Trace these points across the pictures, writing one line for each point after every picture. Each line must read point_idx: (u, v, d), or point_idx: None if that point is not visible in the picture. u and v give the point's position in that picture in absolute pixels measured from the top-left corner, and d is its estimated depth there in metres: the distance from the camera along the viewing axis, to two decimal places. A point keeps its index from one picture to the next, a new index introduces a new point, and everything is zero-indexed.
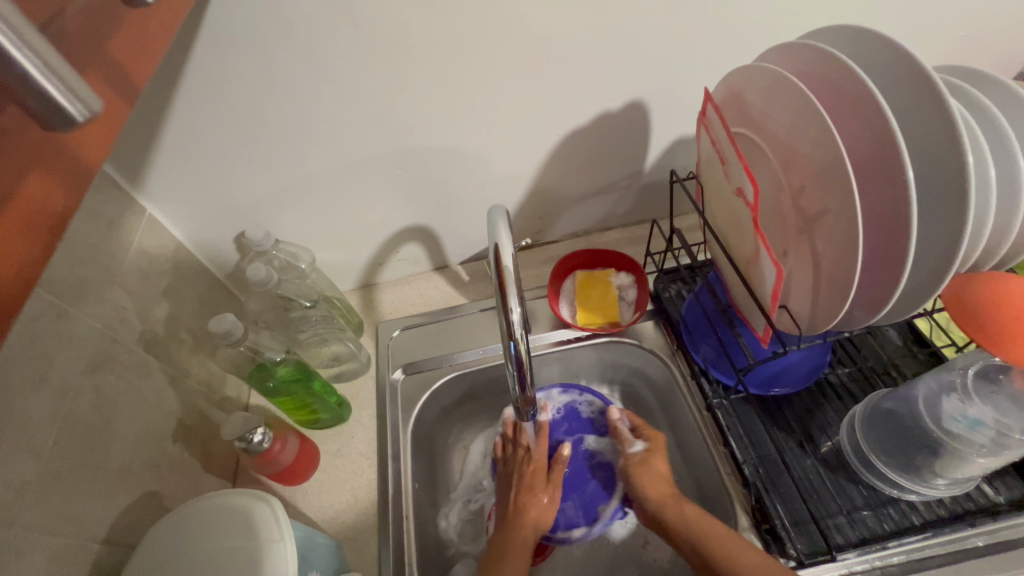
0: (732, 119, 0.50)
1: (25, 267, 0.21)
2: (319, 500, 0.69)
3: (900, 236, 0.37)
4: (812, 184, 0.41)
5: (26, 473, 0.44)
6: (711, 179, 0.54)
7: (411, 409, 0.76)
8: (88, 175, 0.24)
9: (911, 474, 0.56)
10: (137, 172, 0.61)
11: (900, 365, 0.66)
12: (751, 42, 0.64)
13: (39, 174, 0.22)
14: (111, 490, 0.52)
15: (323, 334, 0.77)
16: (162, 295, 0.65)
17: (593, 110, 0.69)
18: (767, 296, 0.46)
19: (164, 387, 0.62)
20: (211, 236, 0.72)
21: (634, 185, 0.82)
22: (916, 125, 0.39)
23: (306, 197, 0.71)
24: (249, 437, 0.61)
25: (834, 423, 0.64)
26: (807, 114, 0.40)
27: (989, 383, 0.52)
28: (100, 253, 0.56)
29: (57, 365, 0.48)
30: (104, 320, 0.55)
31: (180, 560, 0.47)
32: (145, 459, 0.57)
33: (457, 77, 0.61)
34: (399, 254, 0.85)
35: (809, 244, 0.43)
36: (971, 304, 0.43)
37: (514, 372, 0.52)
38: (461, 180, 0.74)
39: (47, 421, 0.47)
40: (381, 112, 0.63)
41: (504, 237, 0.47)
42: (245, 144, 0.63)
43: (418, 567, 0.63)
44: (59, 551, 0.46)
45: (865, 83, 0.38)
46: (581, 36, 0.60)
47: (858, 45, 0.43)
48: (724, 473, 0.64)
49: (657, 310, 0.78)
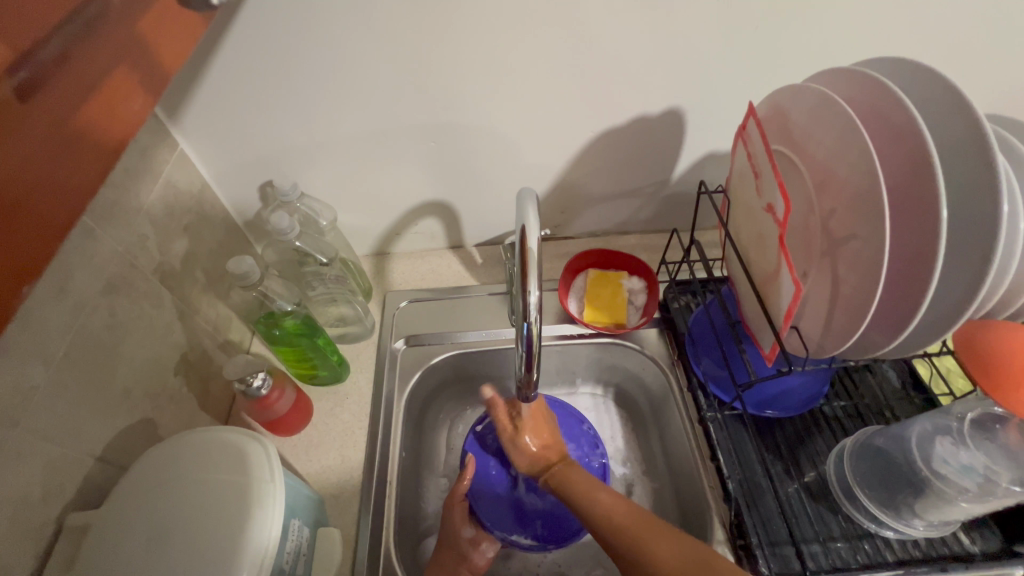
0: (772, 136, 0.51)
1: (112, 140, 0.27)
2: (306, 454, 0.70)
3: (923, 271, 0.38)
4: (844, 209, 0.42)
5: (34, 380, 0.45)
6: (741, 193, 0.54)
7: (408, 379, 0.77)
8: (164, 79, 0.30)
9: (891, 510, 0.57)
10: (176, 105, 0.62)
11: (895, 407, 0.67)
12: (797, 67, 0.64)
13: (125, 66, 0.28)
14: (111, 411, 0.53)
15: (333, 293, 0.78)
16: (183, 231, 0.65)
17: (632, 111, 0.69)
18: (779, 314, 0.46)
19: (173, 320, 0.63)
20: (238, 181, 0.73)
21: (659, 193, 0.83)
22: (957, 166, 0.39)
23: (336, 156, 0.72)
24: (249, 380, 0.62)
25: (823, 453, 0.65)
26: (849, 140, 0.41)
27: (984, 432, 0.53)
28: (129, 179, 0.56)
29: (78, 281, 0.49)
30: (125, 245, 0.56)
31: (171, 487, 0.48)
32: (146, 387, 0.58)
33: (503, 57, 0.61)
34: (417, 226, 0.85)
35: (831, 267, 0.44)
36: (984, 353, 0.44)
37: (522, 354, 0.53)
38: (490, 162, 0.75)
39: (61, 333, 0.47)
40: (424, 83, 0.63)
41: (532, 219, 0.48)
42: (285, 94, 0.63)
43: (395, 534, 0.64)
44: (56, 460, 0.47)
45: (913, 117, 0.38)
46: (633, 37, 0.60)
47: (914, 83, 0.44)
48: (706, 485, 0.65)
49: (664, 319, 0.79)
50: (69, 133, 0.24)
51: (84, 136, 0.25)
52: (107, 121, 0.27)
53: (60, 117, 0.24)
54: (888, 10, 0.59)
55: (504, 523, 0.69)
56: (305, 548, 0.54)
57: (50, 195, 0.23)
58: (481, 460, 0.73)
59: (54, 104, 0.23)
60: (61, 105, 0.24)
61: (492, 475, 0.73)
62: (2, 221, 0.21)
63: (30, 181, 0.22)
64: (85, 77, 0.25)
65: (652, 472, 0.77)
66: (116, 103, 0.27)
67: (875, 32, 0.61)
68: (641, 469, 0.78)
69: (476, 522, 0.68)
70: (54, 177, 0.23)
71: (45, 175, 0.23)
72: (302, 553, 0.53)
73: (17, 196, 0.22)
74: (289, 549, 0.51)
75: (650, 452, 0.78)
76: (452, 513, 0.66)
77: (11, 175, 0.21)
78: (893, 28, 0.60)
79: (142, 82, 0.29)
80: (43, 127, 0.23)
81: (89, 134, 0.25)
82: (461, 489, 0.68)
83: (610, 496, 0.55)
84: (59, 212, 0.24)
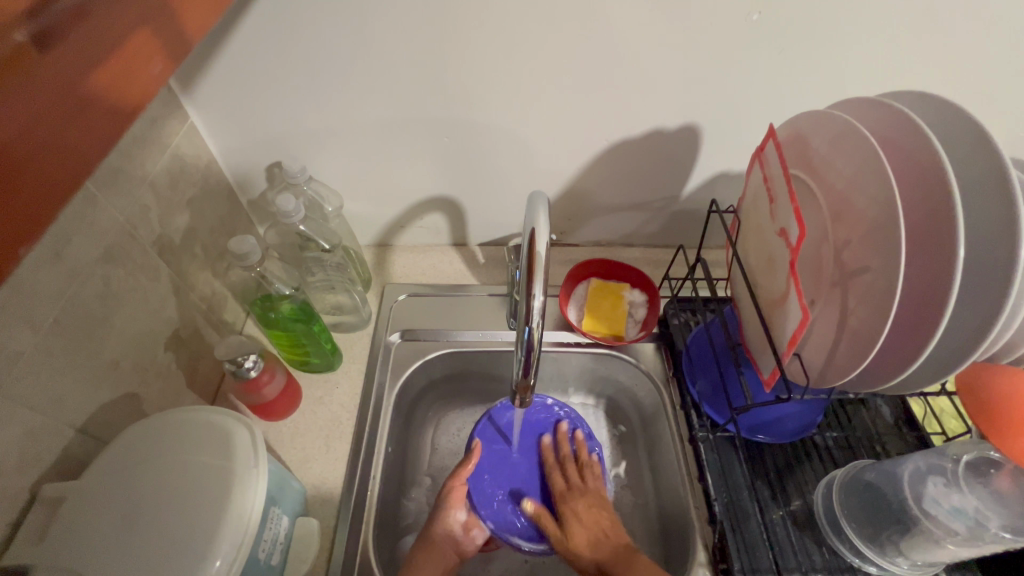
0: (790, 161, 0.51)
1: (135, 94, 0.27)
2: (291, 442, 0.69)
3: (934, 308, 0.38)
4: (860, 241, 0.41)
5: (21, 342, 0.44)
6: (753, 215, 0.54)
7: (400, 374, 0.76)
8: (185, 43, 0.30)
9: (876, 547, 0.57)
10: (191, 77, 0.61)
11: (887, 442, 0.67)
12: (817, 95, 0.64)
13: (148, 25, 0.27)
14: (97, 382, 0.52)
15: (332, 280, 0.78)
16: (186, 205, 0.65)
17: (648, 124, 0.69)
18: (783, 340, 0.46)
19: (168, 295, 0.62)
20: (246, 159, 0.72)
21: (668, 208, 0.83)
22: (976, 206, 0.39)
23: (348, 143, 0.71)
24: (240, 361, 0.60)
25: (812, 482, 0.64)
26: (871, 171, 0.41)
27: (978, 475, 0.52)
28: (136, 148, 0.56)
29: (74, 246, 0.48)
30: (126, 214, 0.55)
31: (153, 464, 0.47)
32: (135, 360, 0.57)
33: (527, 58, 0.61)
34: (423, 221, 0.85)
35: (841, 297, 0.44)
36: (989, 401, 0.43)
37: (521, 359, 0.53)
38: (503, 162, 0.74)
39: (52, 298, 0.46)
40: (444, 77, 0.63)
41: (542, 223, 0.47)
42: (303, 76, 0.62)
43: (374, 530, 0.63)
44: (35, 427, 0.46)
45: (937, 152, 0.38)
46: (656, 50, 0.60)
47: (940, 119, 0.44)
48: (692, 505, 0.64)
49: (662, 334, 0.78)
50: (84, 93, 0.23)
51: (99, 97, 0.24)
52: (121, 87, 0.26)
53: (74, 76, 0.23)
54: (914, 46, 0.58)
55: (501, 515, 0.66)
56: (282, 538, 0.53)
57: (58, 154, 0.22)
58: (491, 445, 0.71)
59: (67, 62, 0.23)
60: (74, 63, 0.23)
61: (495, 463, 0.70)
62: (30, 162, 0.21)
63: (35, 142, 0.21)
64: (105, 33, 0.25)
65: (638, 488, 0.76)
66: (139, 59, 0.27)
67: (899, 67, 0.61)
68: (627, 484, 0.77)
69: (471, 508, 0.66)
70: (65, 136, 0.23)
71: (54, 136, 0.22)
72: (279, 542, 0.52)
73: (38, 139, 0.21)
74: (266, 538, 0.50)
75: (638, 466, 0.77)
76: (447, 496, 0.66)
77: (36, 120, 0.21)
78: (917, 64, 0.60)
79: (158, 47, 0.28)
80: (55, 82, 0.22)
81: (114, 90, 0.25)
82: (463, 473, 0.67)
83: None
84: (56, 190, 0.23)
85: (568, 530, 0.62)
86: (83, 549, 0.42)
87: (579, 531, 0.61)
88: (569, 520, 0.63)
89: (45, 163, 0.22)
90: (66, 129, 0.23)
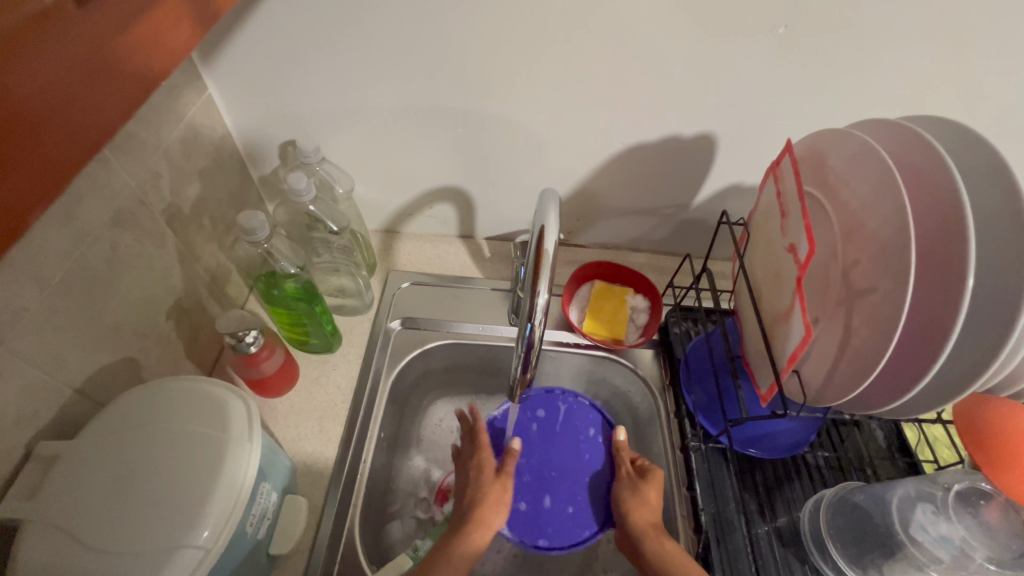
0: (805, 177, 0.51)
1: (168, 54, 0.29)
2: (285, 419, 0.69)
3: (938, 334, 0.38)
4: (868, 262, 0.42)
5: (25, 299, 0.44)
6: (763, 228, 0.54)
7: (397, 361, 0.76)
8: (208, 11, 0.32)
9: (859, 567, 0.57)
10: (211, 49, 0.61)
11: (877, 466, 0.67)
12: (837, 113, 0.64)
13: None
14: (98, 344, 0.52)
15: (338, 263, 0.77)
16: (197, 176, 0.65)
17: (665, 130, 0.68)
18: (784, 356, 0.46)
19: (173, 264, 0.62)
20: (260, 135, 0.72)
21: (678, 216, 0.82)
22: (992, 236, 0.39)
23: (364, 126, 0.71)
24: (240, 336, 0.60)
25: (800, 499, 0.64)
26: (885, 193, 0.41)
27: (967, 505, 0.52)
28: (152, 114, 0.56)
29: (85, 207, 0.49)
30: (138, 180, 0.55)
31: (143, 431, 0.47)
32: (136, 326, 0.57)
33: (549, 54, 0.61)
34: (431, 210, 0.85)
35: (844, 317, 0.44)
36: (989, 434, 0.43)
37: (522, 353, 0.53)
38: (516, 157, 0.74)
39: (60, 257, 0.46)
40: (465, 67, 0.63)
41: (552, 220, 0.47)
42: (324, 55, 0.62)
43: (362, 515, 0.64)
44: (33, 384, 0.46)
45: (953, 177, 0.38)
46: (681, 55, 0.60)
47: (963, 146, 0.43)
48: (680, 514, 0.65)
49: (661, 341, 0.78)
50: (100, 60, 0.24)
51: (117, 64, 0.25)
52: (138, 57, 0.27)
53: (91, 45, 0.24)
54: (940, 72, 0.58)
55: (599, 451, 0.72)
56: (270, 513, 0.54)
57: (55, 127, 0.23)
58: (577, 406, 0.74)
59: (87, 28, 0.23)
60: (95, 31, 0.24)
61: (532, 431, 0.73)
62: (65, 108, 0.23)
63: (40, 112, 0.22)
64: None
65: None
66: (168, 22, 0.28)
67: (925, 90, 0.60)
68: None
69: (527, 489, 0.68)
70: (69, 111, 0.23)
71: (66, 101, 0.23)
72: (266, 517, 0.53)
73: (68, 87, 0.23)
74: (255, 512, 0.50)
75: None
76: (491, 498, 0.64)
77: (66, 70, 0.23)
78: (944, 88, 0.60)
79: (185, 11, 0.29)
80: (68, 49, 0.23)
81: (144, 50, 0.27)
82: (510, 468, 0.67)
83: None
84: (78, 150, 0.25)
85: (649, 488, 0.63)
86: (73, 509, 0.42)
87: (656, 491, 0.63)
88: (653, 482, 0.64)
89: (79, 112, 0.24)
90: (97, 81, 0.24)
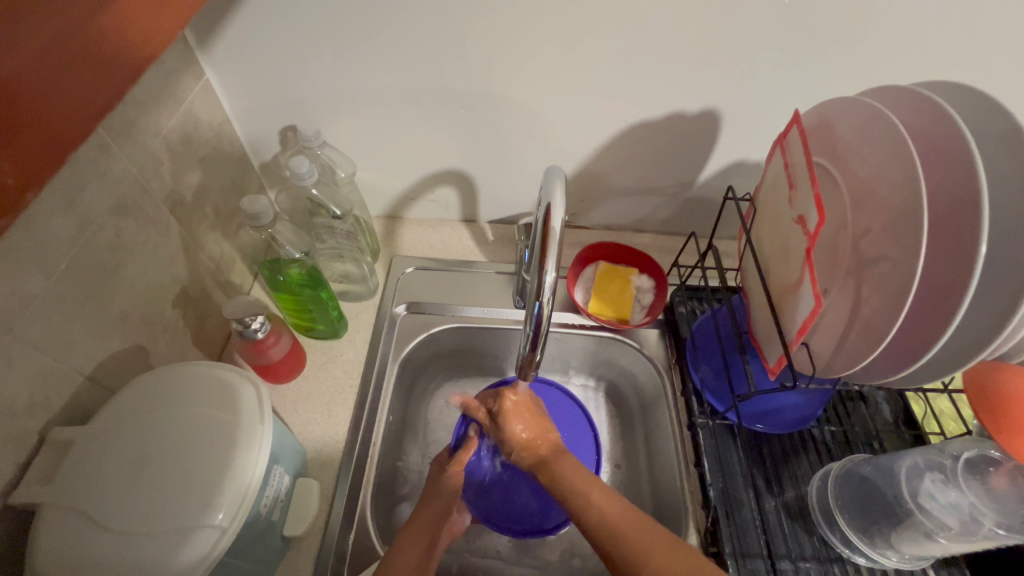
0: (813, 149, 0.50)
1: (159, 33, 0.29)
2: (294, 405, 0.69)
3: (949, 300, 0.38)
4: (880, 231, 0.41)
5: (32, 288, 0.44)
6: (770, 202, 0.54)
7: (404, 345, 0.76)
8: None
9: (866, 538, 0.57)
10: (207, 32, 0.60)
11: (885, 439, 0.67)
12: (846, 84, 0.63)
13: None
14: (106, 332, 0.52)
15: (341, 249, 0.77)
16: (198, 163, 0.64)
17: (669, 107, 0.68)
18: (792, 328, 0.46)
19: (178, 252, 0.62)
20: (260, 121, 0.71)
21: (682, 195, 0.82)
22: (1006, 202, 0.39)
23: (364, 110, 0.70)
24: (247, 322, 0.60)
25: (808, 474, 0.64)
26: (897, 160, 0.40)
27: (976, 474, 0.53)
28: (151, 100, 0.55)
29: (87, 195, 0.48)
30: (140, 167, 0.54)
31: (156, 415, 0.47)
32: (143, 314, 0.57)
33: (549, 32, 0.60)
34: (434, 195, 0.84)
35: (855, 287, 0.44)
36: (993, 398, 0.44)
37: (529, 333, 0.53)
38: (517, 139, 0.73)
39: (66, 245, 0.46)
40: (465, 48, 0.62)
41: (558, 197, 0.47)
42: (321, 36, 0.61)
43: (372, 498, 0.64)
44: (46, 372, 0.46)
45: (966, 142, 0.37)
46: (685, 30, 0.59)
47: (977, 112, 0.43)
48: (686, 490, 0.65)
49: (666, 321, 0.78)
50: (93, 37, 0.25)
51: (108, 44, 0.26)
52: (127, 35, 0.27)
53: (78, 29, 0.24)
54: (952, 39, 0.57)
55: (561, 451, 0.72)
56: (282, 496, 0.54)
57: (48, 112, 0.24)
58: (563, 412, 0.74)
59: (68, 6, 0.23)
60: (83, 11, 0.24)
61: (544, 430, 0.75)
62: (58, 84, 0.24)
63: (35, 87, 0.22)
64: None
65: (633, 470, 0.77)
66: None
67: (935, 57, 0.59)
68: (621, 468, 0.77)
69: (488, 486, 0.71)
70: (58, 97, 0.24)
71: (62, 80, 0.24)
72: (279, 500, 0.53)
73: (64, 65, 0.24)
74: (268, 494, 0.51)
75: (633, 449, 0.78)
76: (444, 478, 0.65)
77: (60, 44, 0.23)
78: (955, 55, 0.59)
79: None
80: (61, 24, 0.23)
81: (135, 26, 0.27)
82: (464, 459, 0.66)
83: (601, 497, 0.52)
84: (71, 127, 0.25)
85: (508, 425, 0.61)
86: (92, 492, 0.43)
87: (515, 421, 0.61)
88: (513, 415, 0.62)
89: (74, 87, 0.25)
90: (91, 57, 0.25)
